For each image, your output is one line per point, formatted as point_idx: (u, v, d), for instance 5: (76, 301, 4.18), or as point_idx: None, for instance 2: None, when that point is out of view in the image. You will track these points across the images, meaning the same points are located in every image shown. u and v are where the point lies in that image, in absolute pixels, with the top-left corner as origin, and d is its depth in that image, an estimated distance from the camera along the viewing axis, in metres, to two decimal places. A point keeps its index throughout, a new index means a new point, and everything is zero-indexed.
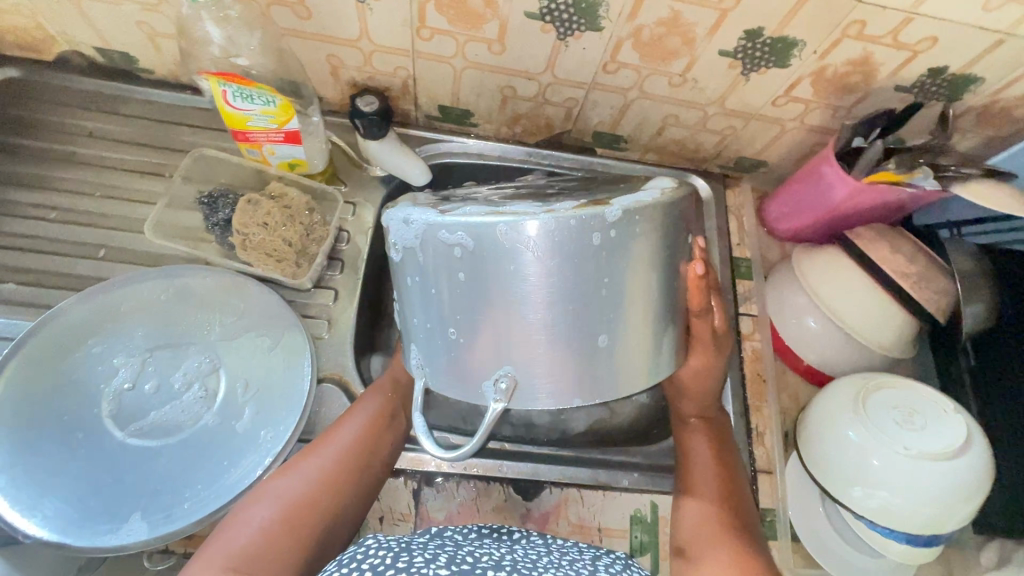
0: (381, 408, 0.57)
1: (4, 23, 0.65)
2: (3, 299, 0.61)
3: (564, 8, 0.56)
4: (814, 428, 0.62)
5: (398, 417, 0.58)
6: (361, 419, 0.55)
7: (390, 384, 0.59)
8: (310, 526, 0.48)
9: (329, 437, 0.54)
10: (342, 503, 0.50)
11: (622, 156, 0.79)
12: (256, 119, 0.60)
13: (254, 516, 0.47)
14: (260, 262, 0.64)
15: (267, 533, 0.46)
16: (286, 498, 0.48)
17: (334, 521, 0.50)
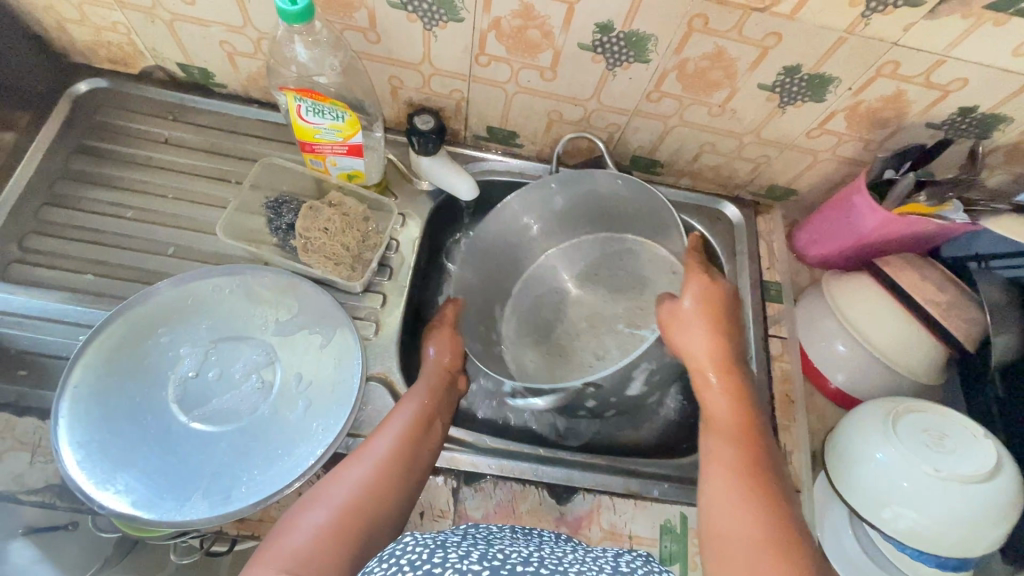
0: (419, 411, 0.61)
1: (101, 38, 0.72)
2: (81, 289, 0.66)
3: (615, 41, 0.61)
4: (844, 450, 0.63)
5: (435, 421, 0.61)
6: (401, 423, 0.59)
7: (428, 390, 0.63)
8: (361, 530, 0.50)
9: (373, 442, 0.57)
10: (387, 508, 0.53)
11: (656, 180, 0.83)
12: (324, 133, 0.65)
13: (309, 522, 0.49)
14: (318, 265, 0.69)
15: (321, 537, 0.48)
16: (338, 504, 0.51)
17: (382, 523, 0.52)
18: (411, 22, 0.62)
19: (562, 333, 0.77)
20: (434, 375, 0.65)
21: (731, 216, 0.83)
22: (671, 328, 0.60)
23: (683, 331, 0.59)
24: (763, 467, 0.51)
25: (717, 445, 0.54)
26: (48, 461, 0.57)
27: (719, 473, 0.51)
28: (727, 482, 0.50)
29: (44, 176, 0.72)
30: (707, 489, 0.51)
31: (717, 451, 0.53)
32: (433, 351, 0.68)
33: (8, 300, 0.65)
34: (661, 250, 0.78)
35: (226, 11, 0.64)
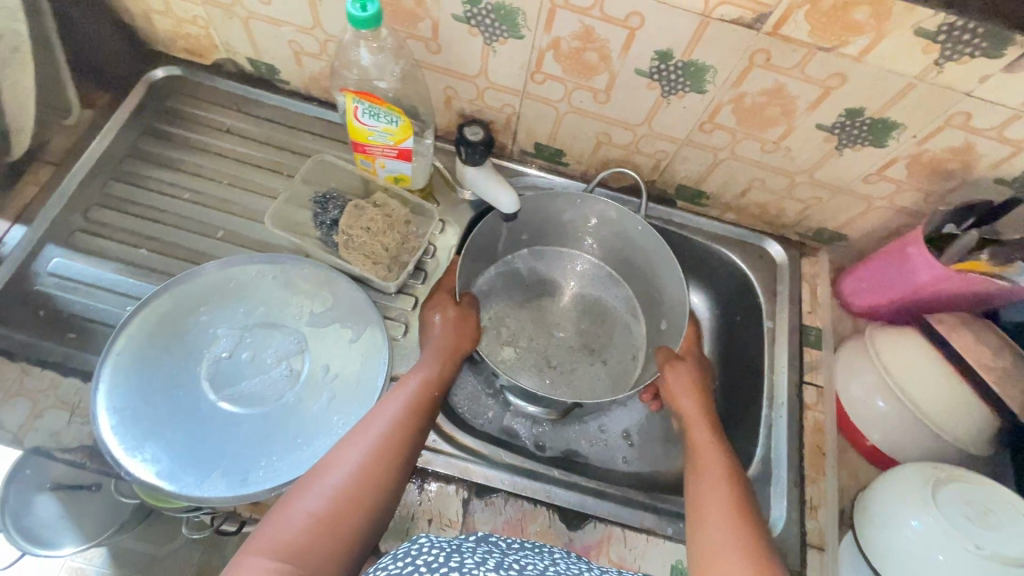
0: (417, 399, 0.59)
1: (181, 30, 0.76)
2: (136, 263, 0.70)
3: (673, 70, 0.60)
4: (876, 512, 0.60)
5: (432, 411, 0.60)
6: (398, 410, 0.57)
7: (429, 376, 0.62)
8: (352, 521, 0.50)
9: (368, 426, 0.56)
10: (380, 499, 0.52)
11: (700, 211, 0.82)
12: (377, 135, 0.67)
13: (301, 509, 0.49)
14: (357, 262, 0.71)
15: (312, 527, 0.48)
16: (330, 492, 0.50)
17: (372, 514, 0.51)
18: (473, 36, 0.63)
19: (543, 330, 0.82)
20: (438, 360, 0.64)
21: (773, 255, 0.81)
22: (667, 384, 0.70)
23: (677, 385, 0.70)
24: (750, 505, 0.56)
25: (705, 484, 0.58)
26: (85, 422, 0.59)
27: (708, 509, 0.56)
28: (722, 519, 0.54)
29: (114, 153, 0.76)
30: (699, 521, 0.55)
31: (706, 489, 0.58)
32: (438, 319, 0.67)
33: (68, 266, 0.68)
34: (625, 290, 0.87)
35: (299, 12, 0.66)
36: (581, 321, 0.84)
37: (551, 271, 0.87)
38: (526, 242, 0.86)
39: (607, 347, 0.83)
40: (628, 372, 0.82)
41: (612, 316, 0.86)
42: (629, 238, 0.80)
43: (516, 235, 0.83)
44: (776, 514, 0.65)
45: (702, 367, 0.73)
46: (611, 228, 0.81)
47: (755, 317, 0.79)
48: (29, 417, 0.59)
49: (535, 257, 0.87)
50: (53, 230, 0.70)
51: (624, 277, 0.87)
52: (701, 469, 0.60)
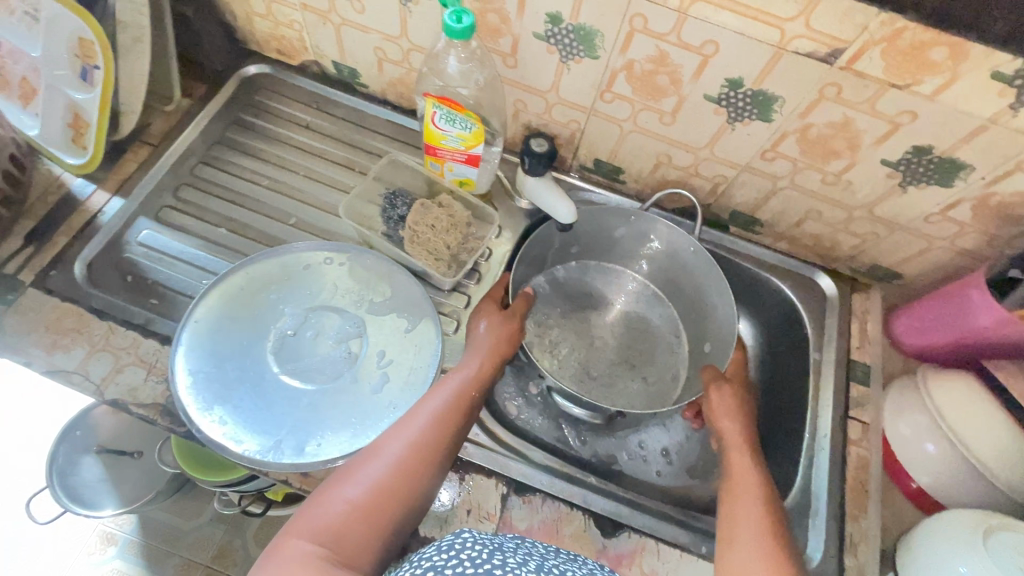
0: (459, 397, 0.61)
1: (277, 32, 0.82)
2: (215, 241, 0.75)
3: (741, 97, 0.62)
4: (929, 558, 0.59)
5: (472, 410, 0.61)
6: (439, 407, 0.59)
7: (471, 377, 0.63)
8: (389, 514, 0.52)
9: (410, 420, 0.57)
10: (417, 493, 0.54)
11: (752, 238, 0.83)
12: (449, 139, 0.70)
13: (343, 495, 0.51)
14: (420, 257, 0.75)
15: (351, 514, 0.50)
16: (370, 483, 0.52)
17: (408, 508, 0.53)
18: (550, 53, 0.67)
19: (586, 341, 0.84)
20: (480, 361, 0.65)
21: (823, 288, 0.81)
22: (711, 405, 0.70)
23: (721, 407, 0.70)
24: (783, 535, 0.55)
25: (740, 507, 0.58)
26: (159, 381, 0.64)
27: (742, 533, 0.55)
28: (755, 545, 0.53)
29: (204, 138, 0.82)
30: (730, 542, 0.55)
31: (740, 513, 0.57)
32: (483, 328, 0.69)
33: (156, 238, 0.74)
34: (670, 310, 0.88)
35: (388, 22, 0.72)
36: (624, 337, 0.85)
37: (597, 286, 0.89)
38: (576, 254, 0.88)
39: (648, 363, 0.84)
40: (667, 390, 0.82)
41: (654, 334, 0.87)
42: (680, 258, 0.81)
43: (567, 246, 0.85)
44: (813, 546, 0.65)
45: (746, 392, 0.73)
46: (663, 248, 0.83)
47: (801, 348, 0.79)
48: (111, 370, 0.64)
49: (579, 271, 0.89)
50: (145, 204, 0.76)
51: (668, 298, 0.88)
52: (734, 491, 0.60)
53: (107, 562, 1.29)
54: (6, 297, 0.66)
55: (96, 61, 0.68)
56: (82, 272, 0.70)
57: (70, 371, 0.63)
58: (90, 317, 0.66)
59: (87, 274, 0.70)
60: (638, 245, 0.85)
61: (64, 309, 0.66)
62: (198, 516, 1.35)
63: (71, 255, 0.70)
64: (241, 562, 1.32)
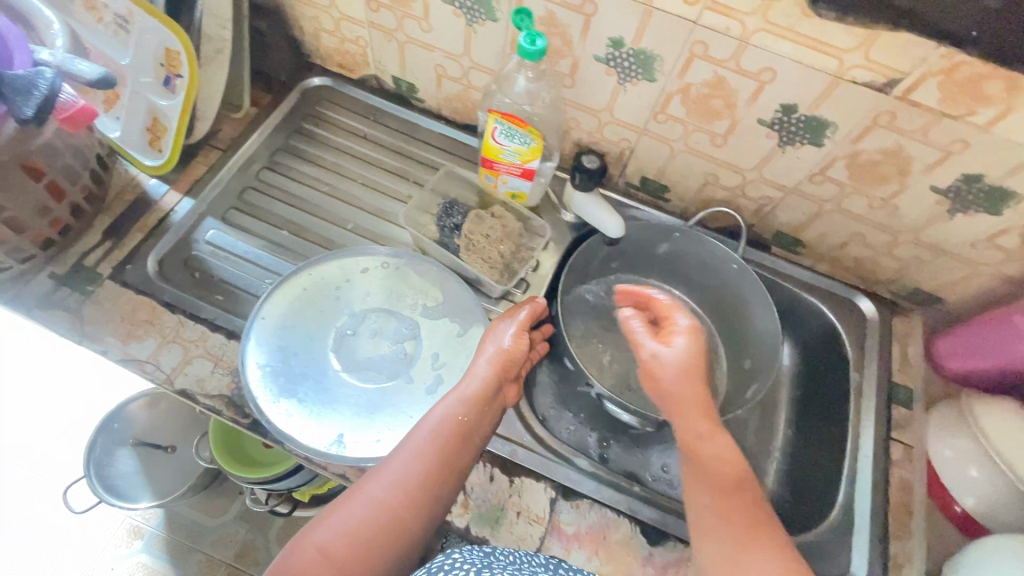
0: (446, 428, 0.58)
1: (341, 48, 0.87)
2: (278, 243, 0.79)
3: (794, 122, 0.65)
4: None
5: (465, 444, 0.59)
6: (426, 441, 0.57)
7: (465, 404, 0.61)
8: (365, 563, 0.50)
9: (397, 457, 0.56)
10: (397, 538, 0.52)
11: (795, 260, 0.85)
12: (507, 153, 0.74)
13: (316, 540, 0.51)
14: (476, 265, 0.78)
15: (323, 562, 0.49)
16: (345, 528, 0.51)
17: (387, 555, 0.51)
18: (608, 75, 0.70)
19: (626, 352, 0.86)
20: (474, 385, 0.62)
21: (864, 310, 0.83)
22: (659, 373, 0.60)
23: (667, 372, 0.60)
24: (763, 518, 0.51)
25: (718, 498, 0.52)
26: (225, 374, 0.67)
27: (728, 533, 0.50)
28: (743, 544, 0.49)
29: (268, 145, 0.86)
30: (715, 539, 0.50)
31: (720, 505, 0.52)
32: (488, 347, 0.66)
33: (223, 237, 0.77)
34: (708, 326, 0.89)
35: (452, 41, 0.75)
36: None
37: None
38: (618, 268, 0.90)
39: None
40: (706, 406, 0.84)
41: None
42: (723, 275, 0.83)
43: (611, 260, 0.88)
44: (857, 564, 0.65)
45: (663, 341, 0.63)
46: (707, 263, 0.84)
47: (840, 369, 0.80)
48: (180, 361, 0.67)
49: (617, 287, 0.90)
50: (213, 205, 0.79)
51: (704, 313, 0.90)
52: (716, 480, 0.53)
53: (133, 555, 1.31)
54: (84, 288, 0.70)
55: (180, 71, 0.73)
56: (154, 267, 0.73)
57: (143, 361, 0.66)
58: (162, 310, 0.70)
59: (159, 270, 0.73)
60: (681, 261, 0.87)
61: (138, 301, 0.70)
62: (223, 513, 1.37)
63: (145, 251, 0.74)
64: (263, 561, 1.34)
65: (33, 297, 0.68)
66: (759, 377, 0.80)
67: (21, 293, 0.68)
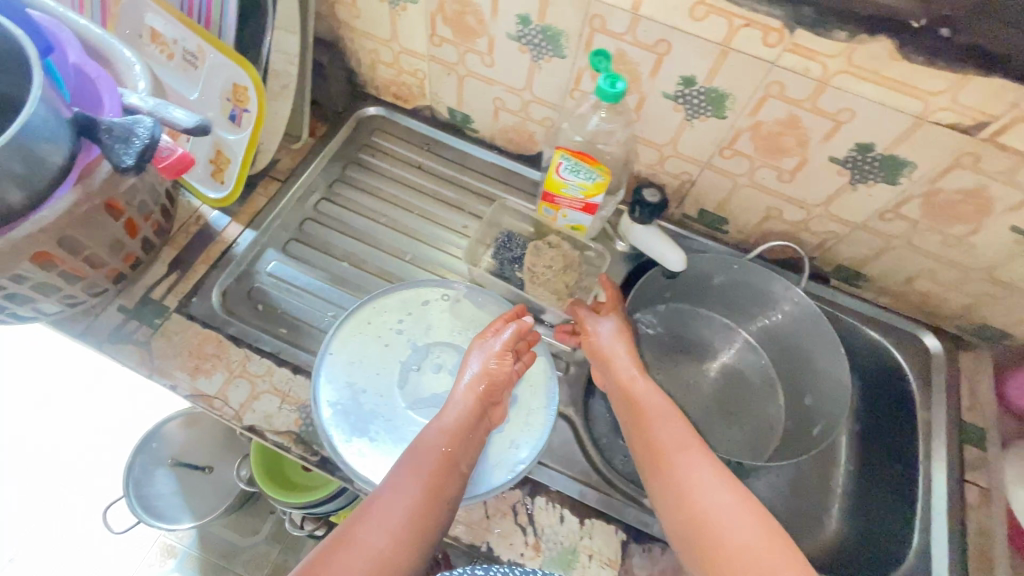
0: (433, 463, 0.58)
1: (398, 79, 0.87)
2: (338, 275, 0.79)
3: (869, 160, 0.64)
4: None
5: (452, 476, 0.59)
6: (414, 479, 0.56)
7: (448, 435, 0.60)
8: None
9: (388, 499, 0.55)
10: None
11: (856, 293, 0.84)
12: (570, 188, 0.73)
13: None
14: (541, 297, 0.79)
15: None
16: None
17: None
18: (675, 111, 0.70)
19: (681, 384, 0.85)
20: (456, 415, 0.62)
21: (929, 345, 0.81)
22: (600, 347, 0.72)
23: (619, 363, 0.70)
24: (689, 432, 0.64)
25: (654, 422, 0.65)
26: (292, 410, 0.67)
27: (672, 445, 0.62)
28: (686, 453, 0.61)
29: (326, 176, 0.87)
30: (658, 449, 0.63)
31: (657, 427, 0.65)
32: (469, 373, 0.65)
33: (284, 269, 0.78)
34: (762, 358, 0.88)
35: (515, 75, 0.76)
36: (719, 382, 0.86)
37: (686, 329, 0.89)
38: (669, 297, 0.88)
39: (744, 411, 0.84)
40: (766, 440, 0.83)
41: (748, 380, 0.86)
42: (782, 308, 0.82)
43: (664, 290, 0.87)
44: None
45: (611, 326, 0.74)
46: (766, 295, 0.83)
47: (905, 405, 0.79)
48: (248, 397, 0.67)
49: (669, 315, 0.89)
50: (273, 236, 0.80)
51: (761, 343, 0.88)
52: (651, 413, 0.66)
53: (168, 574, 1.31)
54: (153, 321, 0.70)
55: (247, 105, 0.75)
56: (219, 300, 0.74)
57: (211, 396, 0.66)
58: (228, 344, 0.70)
59: (223, 303, 0.74)
60: (736, 292, 0.86)
61: (205, 335, 0.70)
62: (256, 533, 1.36)
63: (209, 283, 0.75)
64: None
65: (105, 330, 0.69)
66: (826, 416, 0.79)
67: (93, 327, 0.69)
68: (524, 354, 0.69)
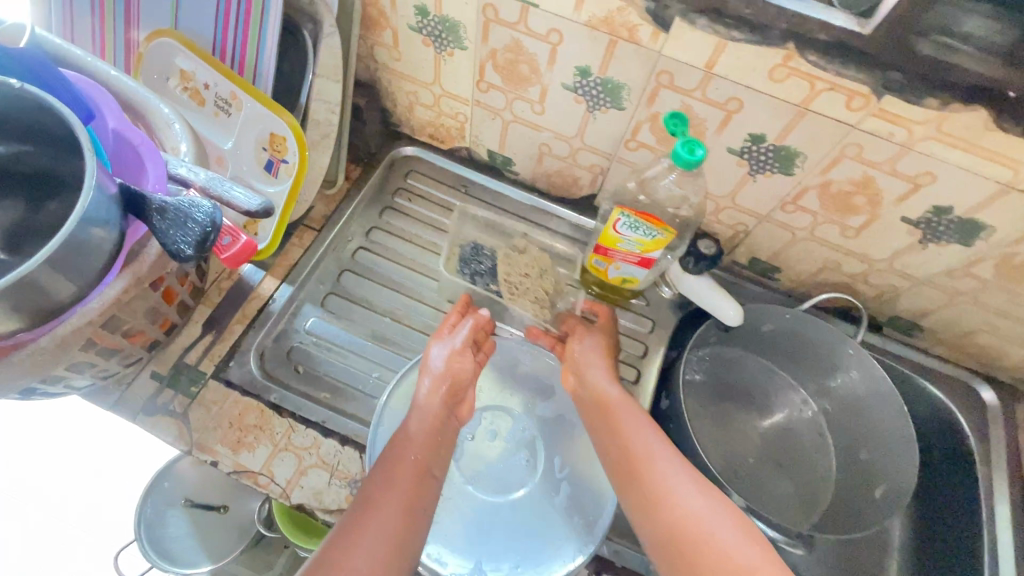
0: (406, 473, 0.58)
1: (436, 121, 0.83)
2: (381, 332, 0.75)
3: (945, 222, 0.62)
4: None
5: (428, 476, 0.59)
6: (387, 492, 0.56)
7: (414, 444, 0.60)
8: None
9: (368, 515, 0.54)
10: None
11: (910, 342, 0.82)
12: (626, 243, 0.70)
13: None
14: (523, 306, 0.78)
15: None
16: None
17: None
18: (738, 166, 0.67)
19: (731, 434, 0.81)
20: (421, 419, 0.62)
21: (985, 395, 0.79)
22: (581, 349, 0.71)
23: (593, 371, 0.68)
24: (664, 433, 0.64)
25: (629, 419, 0.64)
26: (343, 487, 0.63)
27: (649, 445, 0.62)
28: (665, 451, 0.61)
29: (362, 223, 0.83)
30: (635, 450, 0.61)
31: (631, 424, 0.64)
32: (425, 382, 0.65)
33: (324, 326, 0.74)
34: (810, 406, 0.85)
35: (567, 124, 0.72)
36: (769, 432, 0.83)
37: (731, 375, 0.85)
38: (716, 343, 0.85)
39: (796, 463, 0.81)
40: (818, 494, 0.79)
41: (794, 430, 0.83)
42: (835, 357, 0.79)
43: (713, 338, 0.84)
44: None
45: (592, 333, 0.73)
46: (816, 343, 0.80)
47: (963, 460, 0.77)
48: (295, 472, 0.63)
49: (713, 360, 0.85)
50: (311, 291, 0.76)
51: (800, 382, 0.86)
52: (628, 413, 0.65)
53: None
54: (189, 389, 0.66)
55: (286, 156, 0.70)
56: (258, 366, 0.70)
57: (256, 472, 0.63)
58: (271, 413, 0.66)
59: (262, 367, 0.70)
60: (787, 340, 0.82)
61: (246, 404, 0.66)
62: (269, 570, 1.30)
63: (245, 345, 0.70)
64: None
65: (139, 401, 0.65)
66: (888, 477, 0.75)
67: (126, 397, 0.64)
68: (483, 345, 0.72)
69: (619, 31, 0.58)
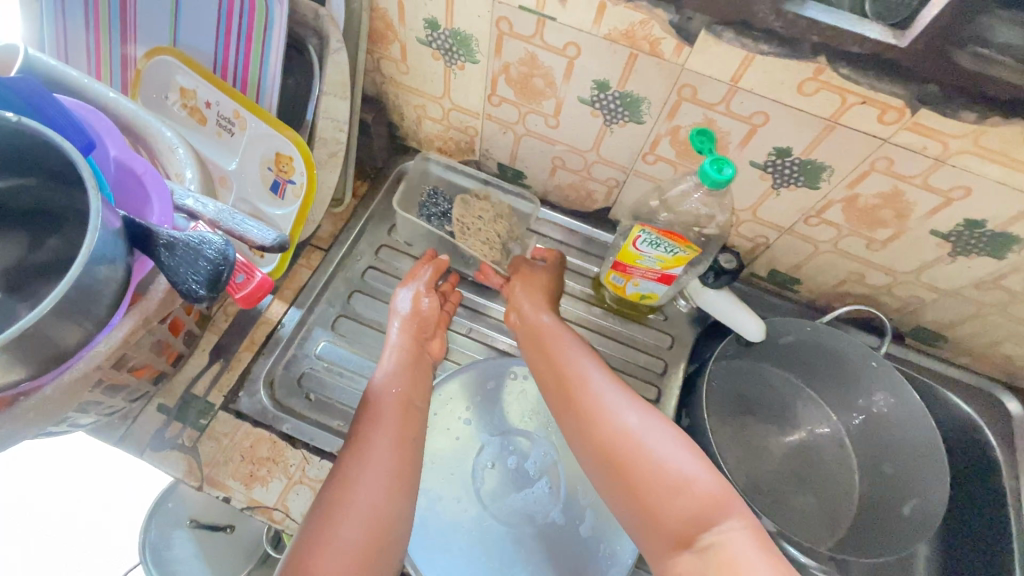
0: (393, 407, 0.60)
1: (445, 134, 0.81)
2: None
3: (977, 236, 0.60)
4: None
5: (412, 407, 0.62)
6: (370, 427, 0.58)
7: (388, 379, 0.63)
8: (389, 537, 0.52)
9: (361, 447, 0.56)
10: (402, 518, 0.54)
11: (932, 352, 0.81)
12: (645, 259, 0.68)
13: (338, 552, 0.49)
14: (475, 248, 0.80)
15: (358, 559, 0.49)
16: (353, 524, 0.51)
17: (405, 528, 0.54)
18: (761, 179, 0.65)
19: (751, 448, 0.79)
20: (394, 355, 0.66)
21: (1010, 406, 0.78)
22: (521, 289, 0.73)
23: (529, 305, 0.71)
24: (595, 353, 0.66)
25: (562, 347, 0.66)
26: None
27: (583, 368, 0.63)
28: (597, 371, 0.63)
29: (370, 241, 0.81)
30: (569, 373, 0.63)
31: (564, 350, 0.66)
32: (394, 327, 0.69)
33: (335, 351, 0.72)
34: (830, 417, 0.82)
35: (582, 137, 0.70)
36: (789, 445, 0.80)
37: (750, 386, 0.83)
38: (734, 355, 0.83)
39: (817, 477, 0.78)
40: (841, 509, 0.76)
41: (815, 442, 0.80)
42: (859, 369, 0.77)
43: (732, 350, 0.82)
44: None
45: (536, 273, 0.76)
46: (838, 355, 0.78)
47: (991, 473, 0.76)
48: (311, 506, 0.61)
49: (731, 372, 0.82)
50: (320, 314, 0.74)
51: (819, 395, 0.83)
52: (560, 339, 0.67)
53: None
54: (197, 422, 0.64)
55: (292, 176, 0.68)
56: (268, 395, 0.67)
57: (270, 508, 0.60)
58: (283, 445, 0.64)
59: (273, 397, 0.67)
60: (808, 351, 0.80)
61: (257, 436, 0.64)
62: None
63: (255, 373, 0.68)
64: None
65: (145, 436, 0.62)
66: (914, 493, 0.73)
67: (132, 433, 0.62)
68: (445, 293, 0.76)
69: (640, 45, 0.56)
